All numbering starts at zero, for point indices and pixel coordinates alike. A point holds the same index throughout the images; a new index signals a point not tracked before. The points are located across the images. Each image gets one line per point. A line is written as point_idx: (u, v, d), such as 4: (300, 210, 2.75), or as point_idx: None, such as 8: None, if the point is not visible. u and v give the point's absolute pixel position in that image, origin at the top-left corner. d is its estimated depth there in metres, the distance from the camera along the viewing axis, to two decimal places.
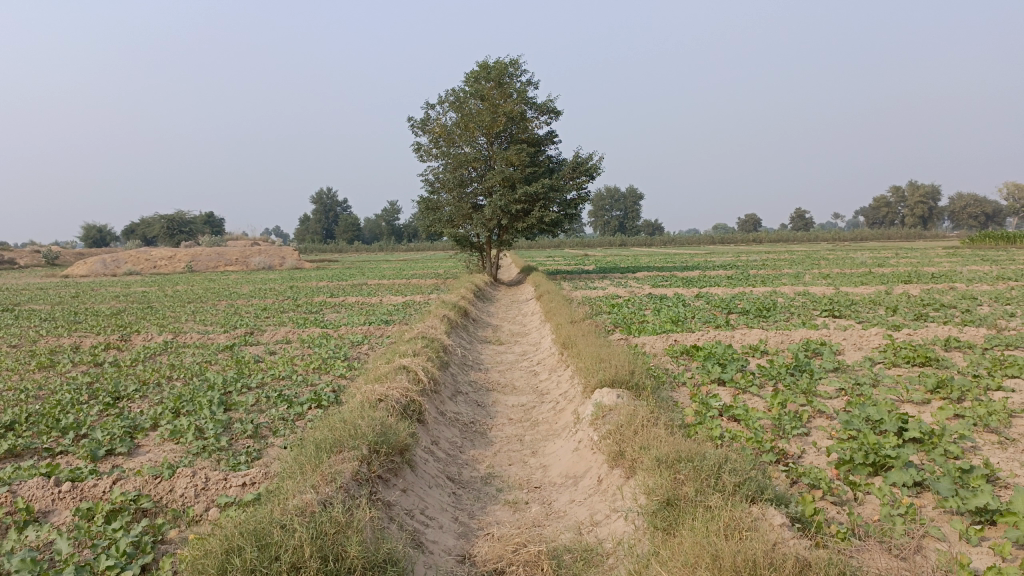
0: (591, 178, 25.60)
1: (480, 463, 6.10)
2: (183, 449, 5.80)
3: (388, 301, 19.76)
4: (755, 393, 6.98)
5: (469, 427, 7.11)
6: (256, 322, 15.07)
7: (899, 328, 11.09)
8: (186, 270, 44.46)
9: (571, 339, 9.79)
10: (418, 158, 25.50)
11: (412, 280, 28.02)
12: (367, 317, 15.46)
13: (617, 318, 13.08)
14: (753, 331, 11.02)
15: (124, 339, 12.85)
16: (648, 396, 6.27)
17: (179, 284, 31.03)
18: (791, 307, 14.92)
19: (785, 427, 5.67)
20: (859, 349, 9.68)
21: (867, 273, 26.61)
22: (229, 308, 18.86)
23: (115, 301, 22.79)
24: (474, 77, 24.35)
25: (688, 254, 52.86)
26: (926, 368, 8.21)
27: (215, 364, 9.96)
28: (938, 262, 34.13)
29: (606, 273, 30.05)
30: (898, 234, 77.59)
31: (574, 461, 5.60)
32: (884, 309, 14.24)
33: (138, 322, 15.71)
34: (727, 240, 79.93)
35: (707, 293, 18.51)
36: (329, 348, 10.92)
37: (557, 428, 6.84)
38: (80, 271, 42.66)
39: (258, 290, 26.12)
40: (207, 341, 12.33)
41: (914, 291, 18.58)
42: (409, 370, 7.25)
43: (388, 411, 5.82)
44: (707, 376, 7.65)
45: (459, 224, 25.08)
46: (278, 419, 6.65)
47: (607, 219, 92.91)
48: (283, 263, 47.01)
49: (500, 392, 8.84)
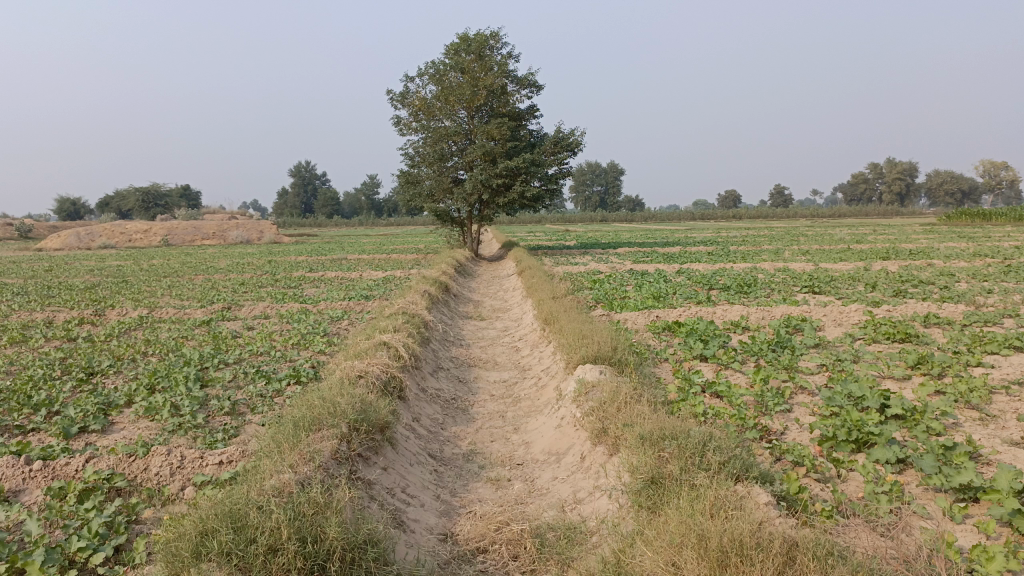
0: (573, 153, 25.45)
1: (462, 440, 6.04)
2: (159, 427, 5.68)
3: (368, 276, 19.57)
4: (738, 369, 6.97)
5: (451, 403, 7.04)
6: (234, 297, 14.87)
7: (878, 304, 11.15)
8: (163, 244, 43.85)
9: (553, 315, 9.73)
10: (398, 132, 25.20)
11: (392, 255, 27.82)
12: (347, 292, 15.29)
13: (598, 293, 13.02)
14: (734, 307, 11.04)
15: (98, 314, 12.61)
16: (631, 373, 6.23)
17: (155, 258, 30.55)
18: (772, 282, 14.97)
19: (768, 404, 5.65)
20: (840, 325, 9.70)
21: (845, 249, 26.80)
22: (207, 283, 18.59)
23: (89, 275, 22.40)
24: (454, 49, 24.03)
25: (669, 230, 52.98)
26: (906, 345, 8.24)
27: (191, 339, 9.80)
28: (916, 239, 34.42)
29: (587, 248, 30.03)
30: (876, 211, 78.21)
31: (557, 438, 5.56)
32: (864, 285, 14.32)
33: (113, 297, 15.44)
34: (708, 216, 80.14)
35: (688, 269, 18.52)
36: (308, 323, 10.79)
37: (539, 405, 6.79)
38: (53, 244, 41.94)
39: (236, 264, 25.80)
40: (184, 316, 12.14)
41: (892, 267, 18.73)
42: (389, 346, 7.16)
43: (369, 388, 5.73)
44: (689, 353, 7.62)
45: (440, 198, 24.86)
46: (256, 395, 6.54)
47: (588, 194, 92.76)
48: (261, 237, 46.48)
49: (481, 368, 8.77)
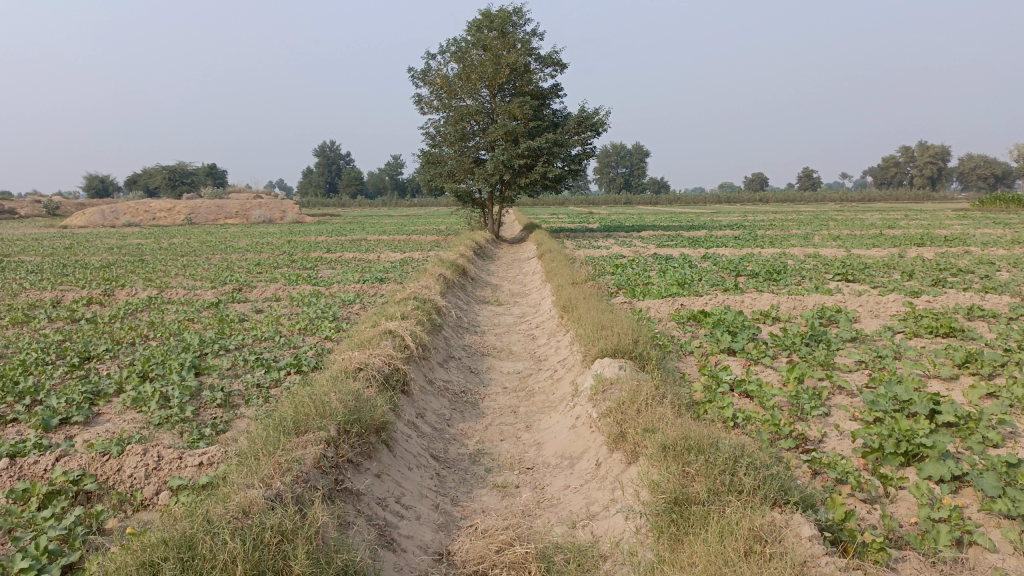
0: (597, 133, 24.81)
1: (470, 438, 5.62)
2: (144, 420, 5.33)
3: (386, 257, 19.19)
4: (769, 365, 6.46)
5: (459, 397, 6.61)
6: (246, 278, 14.52)
7: (917, 294, 10.53)
8: (185, 222, 43.79)
9: (572, 302, 9.24)
10: (419, 111, 24.71)
11: (412, 236, 27.38)
12: (362, 274, 14.89)
13: (620, 279, 12.53)
14: (763, 295, 10.47)
15: (107, 294, 12.31)
16: (654, 369, 5.76)
17: (175, 237, 30.34)
18: (802, 269, 14.34)
19: (803, 407, 5.16)
20: (877, 317, 9.12)
21: (877, 234, 25.99)
22: (223, 262, 18.30)
23: (106, 253, 22.19)
24: (477, 25, 23.43)
25: (694, 212, 51.96)
26: (951, 340, 7.67)
27: (196, 322, 9.43)
28: (950, 224, 33.26)
29: (611, 231, 29.37)
30: (907, 195, 76.36)
31: (571, 440, 5.11)
32: (899, 273, 13.63)
33: (126, 276, 15.17)
34: (734, 200, 78.77)
35: (715, 254, 17.90)
36: (317, 307, 10.40)
37: (554, 401, 6.35)
38: (78, 222, 42.02)
39: (255, 243, 25.53)
40: (193, 297, 11.81)
41: (927, 254, 17.99)
42: (395, 334, 6.72)
43: (367, 382, 5.31)
44: (716, 346, 7.11)
45: (461, 178, 24.34)
46: (251, 386, 6.15)
47: (613, 176, 91.80)
48: (283, 216, 46.20)
49: (495, 357, 8.32)
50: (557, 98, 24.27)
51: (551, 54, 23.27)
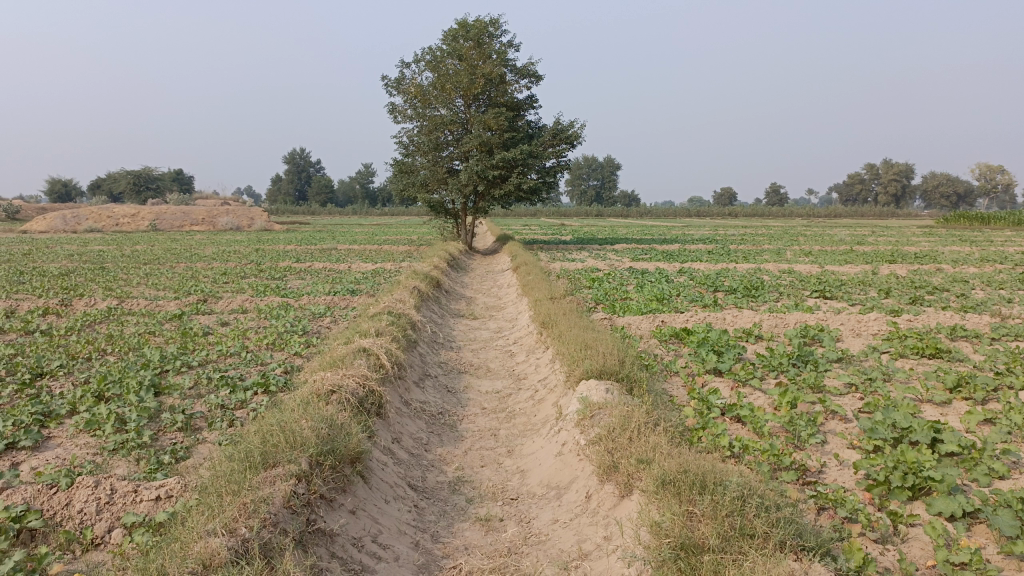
0: (572, 145, 24.67)
1: (449, 464, 5.31)
2: (98, 446, 4.95)
3: (357, 268, 18.81)
4: (758, 388, 6.25)
5: (437, 419, 6.30)
6: (212, 288, 14.05)
7: (897, 312, 10.45)
8: (150, 228, 42.88)
9: (551, 318, 8.98)
10: (392, 120, 24.38)
11: (384, 246, 27.01)
12: (333, 286, 14.50)
13: (598, 293, 12.31)
14: (744, 313, 10.30)
15: (64, 304, 11.77)
16: (643, 392, 5.50)
17: (140, 243, 29.55)
18: (780, 286, 14.23)
19: (799, 435, 4.93)
20: (859, 336, 8.99)
21: (848, 251, 26.18)
22: (187, 271, 17.78)
23: (66, 260, 21.46)
24: (453, 35, 23.22)
25: (667, 226, 52.13)
26: (938, 361, 7.54)
27: (158, 336, 9.00)
28: (918, 241, 33.66)
29: (585, 244, 29.22)
30: (872, 212, 77.53)
31: (557, 468, 4.83)
32: (876, 291, 13.59)
33: (85, 285, 14.63)
34: (704, 213, 79.31)
35: (690, 268, 17.81)
36: (286, 320, 10.02)
37: (536, 424, 6.06)
38: (38, 227, 40.88)
39: (222, 252, 24.93)
40: (155, 308, 11.36)
41: (900, 271, 18.08)
42: (369, 353, 6.38)
43: (341, 407, 4.97)
44: (702, 366, 6.89)
45: (434, 188, 24.03)
46: (215, 407, 5.78)
47: (585, 188, 92.13)
48: (251, 224, 45.44)
49: (473, 375, 8.02)
50: (533, 109, 24.11)
51: (527, 65, 23.13)
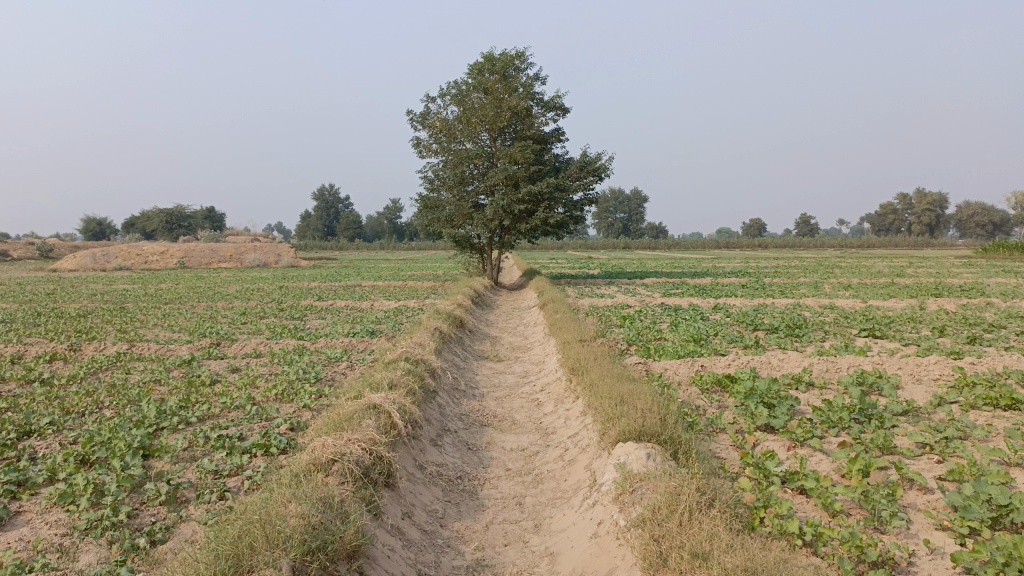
0: (599, 178, 24.14)
1: (468, 543, 4.64)
2: (68, 525, 4.33)
3: (380, 306, 18.30)
4: (818, 449, 5.50)
5: (454, 485, 5.62)
6: (228, 330, 13.56)
7: (958, 355, 9.59)
8: (178, 266, 42.98)
9: (582, 364, 8.28)
10: (417, 154, 24.05)
11: (409, 283, 26.63)
12: (353, 326, 13.93)
13: (631, 334, 11.62)
14: (791, 356, 9.52)
15: (73, 349, 11.30)
16: (689, 459, 4.79)
17: (164, 282, 29.36)
18: (824, 323, 13.42)
19: (879, 514, 4.19)
20: (921, 383, 8.19)
21: (889, 284, 25.16)
22: (207, 311, 17.37)
23: (88, 300, 21.20)
24: (477, 69, 22.93)
25: (695, 259, 51.17)
26: (1016, 414, 6.71)
27: (162, 386, 8.44)
28: (960, 273, 32.41)
29: (614, 278, 28.48)
30: (905, 242, 75.89)
31: (592, 553, 4.14)
32: (929, 329, 12.72)
33: (100, 327, 14.21)
34: (733, 245, 78.34)
35: (726, 305, 17.03)
36: (299, 367, 9.43)
37: (567, 491, 5.36)
38: (68, 265, 41.11)
39: (246, 290, 24.58)
40: (166, 353, 10.86)
41: (949, 306, 17.12)
42: (380, 410, 5.73)
43: (341, 480, 4.32)
44: (752, 423, 6.16)
45: (460, 223, 23.54)
46: (206, 475, 5.17)
47: (612, 221, 91.60)
48: (278, 260, 45.41)
49: (496, 429, 7.34)
50: (559, 142, 23.66)
51: (554, 98, 22.73)
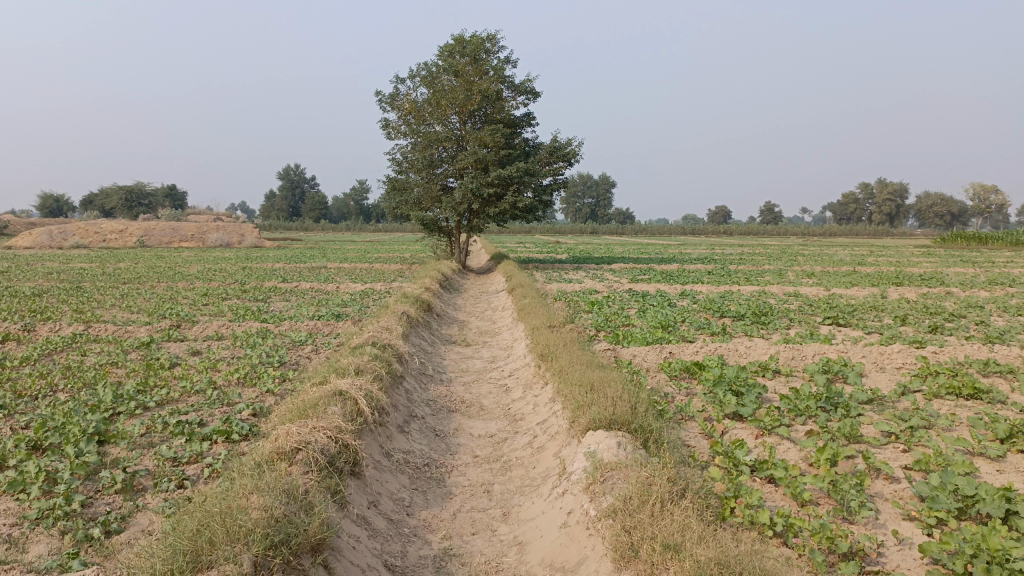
0: (568, 163, 24.05)
1: (435, 532, 4.55)
2: (18, 514, 4.15)
3: (346, 288, 18.07)
4: (786, 437, 5.51)
5: (422, 472, 5.53)
6: (189, 311, 13.27)
7: (921, 344, 9.72)
8: (138, 245, 42.06)
9: (551, 350, 8.22)
10: (385, 136, 23.73)
11: (376, 265, 26.38)
12: (319, 309, 13.72)
13: (599, 320, 11.60)
14: (758, 343, 9.57)
15: (27, 329, 10.95)
16: (659, 449, 4.75)
17: (123, 261, 28.69)
18: (789, 311, 13.54)
19: (848, 504, 4.19)
20: (884, 371, 8.28)
21: (851, 272, 25.53)
22: (168, 292, 16.98)
23: (44, 279, 20.60)
24: (448, 50, 22.63)
25: (661, 245, 51.46)
26: (978, 404, 6.79)
27: (120, 368, 8.20)
28: (919, 262, 33.03)
29: (582, 263, 28.49)
30: (866, 232, 77.24)
31: (562, 543, 4.08)
32: (891, 318, 12.90)
33: (55, 307, 13.80)
34: (699, 232, 78.98)
35: (693, 291, 17.12)
36: (263, 350, 9.24)
37: (535, 479, 5.30)
38: (23, 243, 40.02)
39: (208, 270, 24.12)
40: (124, 334, 10.57)
41: (909, 295, 17.39)
42: (346, 396, 5.60)
43: (305, 469, 4.20)
44: (721, 410, 6.15)
45: (428, 206, 23.31)
46: (164, 462, 5.01)
47: (579, 206, 91.74)
48: (241, 241, 44.69)
49: (464, 415, 7.26)
50: (529, 127, 23.50)
51: (525, 82, 22.55)
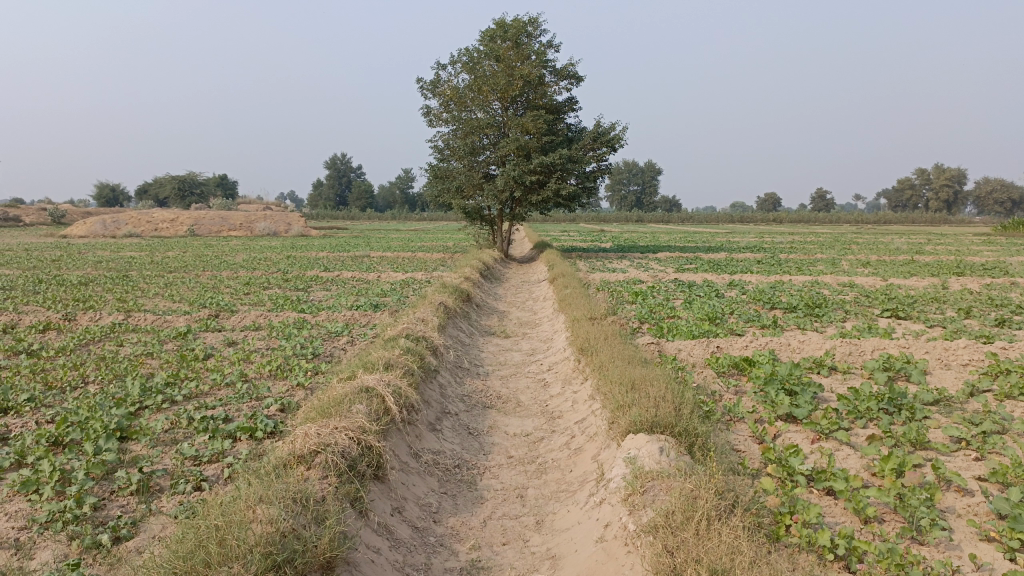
0: (613, 149, 23.53)
1: (463, 542, 4.26)
2: (29, 517, 3.97)
3: (387, 277, 17.93)
4: (845, 443, 5.09)
5: (452, 474, 5.25)
6: (229, 301, 13.22)
7: (989, 339, 9.08)
8: (188, 234, 42.73)
9: (591, 344, 7.86)
10: (426, 123, 23.52)
11: (418, 253, 26.27)
12: (357, 299, 13.55)
13: (643, 311, 11.19)
14: (812, 337, 9.06)
15: (68, 319, 10.97)
16: (706, 456, 4.39)
17: (172, 250, 29.09)
18: (844, 302, 12.92)
19: (917, 523, 3.77)
20: (950, 369, 7.72)
21: (909, 261, 24.46)
22: (211, 281, 17.04)
23: (92, 267, 20.90)
24: (490, 35, 22.29)
25: (709, 233, 50.47)
26: None
27: (153, 360, 8.09)
28: (980, 250, 31.67)
29: (627, 252, 27.94)
30: (922, 219, 74.76)
31: (598, 558, 3.76)
32: (954, 310, 12.20)
33: (99, 296, 13.88)
34: (747, 220, 77.39)
35: (741, 281, 16.53)
36: (297, 341, 9.06)
37: (572, 484, 4.97)
38: (78, 232, 40.94)
39: (252, 259, 24.26)
40: (163, 324, 10.52)
41: (972, 285, 16.52)
42: (373, 393, 5.34)
43: (323, 474, 3.95)
44: (773, 412, 5.74)
45: (470, 194, 23.06)
46: (184, 461, 4.81)
47: (625, 194, 90.64)
48: (288, 230, 45.06)
49: (499, 411, 6.96)
50: (572, 112, 23.04)
51: (568, 66, 22.09)
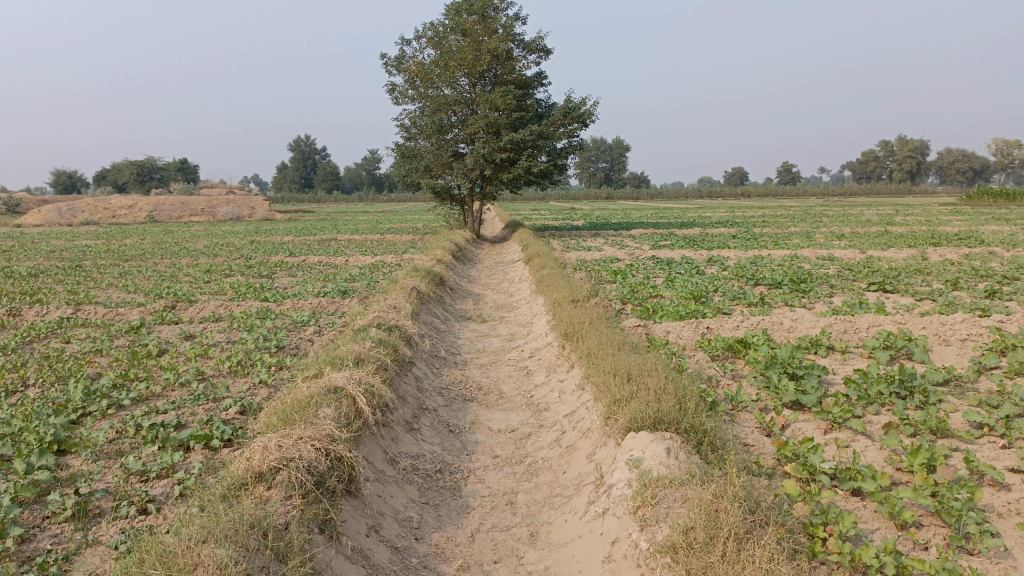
0: (584, 125, 22.97)
1: (450, 562, 3.76)
2: None
3: (355, 261, 17.29)
4: (862, 434, 4.67)
5: (433, 481, 4.74)
6: (188, 290, 12.49)
7: (985, 311, 8.76)
8: (148, 220, 41.42)
9: (576, 329, 7.38)
10: (392, 101, 22.75)
11: (386, 236, 25.60)
12: (325, 285, 12.90)
13: (626, 291, 10.73)
14: (803, 315, 8.67)
15: (12, 315, 10.22)
16: (719, 456, 3.93)
17: (130, 237, 28.00)
18: (827, 276, 12.60)
19: (964, 531, 3.34)
20: (950, 345, 7.38)
21: (883, 233, 24.37)
22: (169, 270, 16.23)
23: (44, 257, 19.89)
24: (455, 9, 21.50)
25: (679, 209, 50.24)
26: None
27: (102, 358, 7.44)
28: (948, 220, 31.78)
29: (600, 229, 27.48)
30: (887, 191, 75.35)
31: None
32: (940, 281, 11.93)
33: (49, 288, 13.06)
34: (716, 194, 77.45)
35: (720, 257, 16.16)
36: (260, 333, 8.44)
37: (568, 489, 4.48)
38: (33, 221, 39.47)
39: (215, 245, 23.40)
40: (115, 318, 9.81)
41: (950, 256, 16.33)
42: (342, 393, 4.80)
43: (286, 495, 3.42)
44: (779, 399, 5.31)
45: (438, 173, 22.40)
46: (129, 478, 4.24)
47: (594, 171, 90.20)
48: (252, 214, 43.88)
49: (481, 404, 6.46)
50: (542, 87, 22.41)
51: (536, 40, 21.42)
